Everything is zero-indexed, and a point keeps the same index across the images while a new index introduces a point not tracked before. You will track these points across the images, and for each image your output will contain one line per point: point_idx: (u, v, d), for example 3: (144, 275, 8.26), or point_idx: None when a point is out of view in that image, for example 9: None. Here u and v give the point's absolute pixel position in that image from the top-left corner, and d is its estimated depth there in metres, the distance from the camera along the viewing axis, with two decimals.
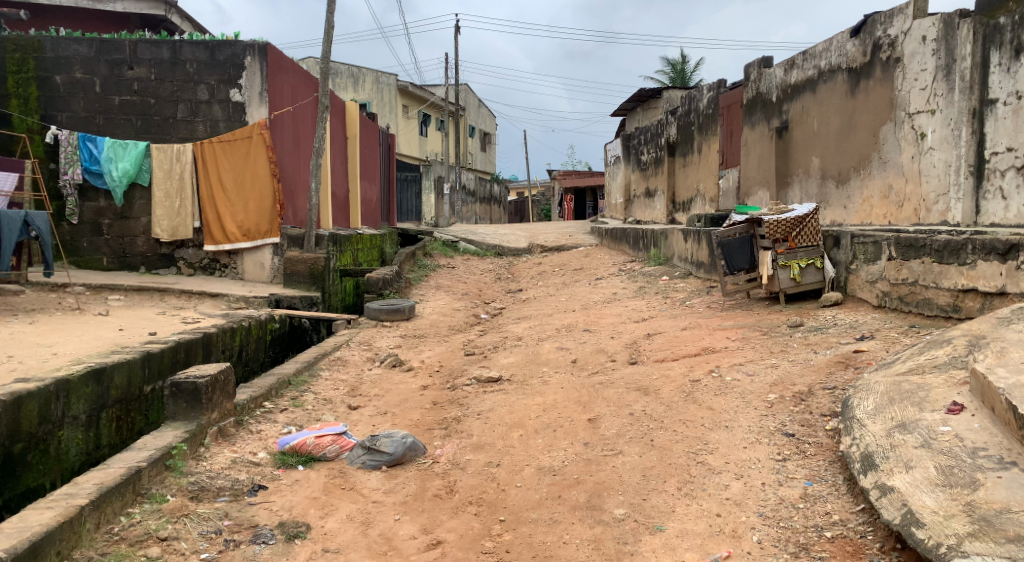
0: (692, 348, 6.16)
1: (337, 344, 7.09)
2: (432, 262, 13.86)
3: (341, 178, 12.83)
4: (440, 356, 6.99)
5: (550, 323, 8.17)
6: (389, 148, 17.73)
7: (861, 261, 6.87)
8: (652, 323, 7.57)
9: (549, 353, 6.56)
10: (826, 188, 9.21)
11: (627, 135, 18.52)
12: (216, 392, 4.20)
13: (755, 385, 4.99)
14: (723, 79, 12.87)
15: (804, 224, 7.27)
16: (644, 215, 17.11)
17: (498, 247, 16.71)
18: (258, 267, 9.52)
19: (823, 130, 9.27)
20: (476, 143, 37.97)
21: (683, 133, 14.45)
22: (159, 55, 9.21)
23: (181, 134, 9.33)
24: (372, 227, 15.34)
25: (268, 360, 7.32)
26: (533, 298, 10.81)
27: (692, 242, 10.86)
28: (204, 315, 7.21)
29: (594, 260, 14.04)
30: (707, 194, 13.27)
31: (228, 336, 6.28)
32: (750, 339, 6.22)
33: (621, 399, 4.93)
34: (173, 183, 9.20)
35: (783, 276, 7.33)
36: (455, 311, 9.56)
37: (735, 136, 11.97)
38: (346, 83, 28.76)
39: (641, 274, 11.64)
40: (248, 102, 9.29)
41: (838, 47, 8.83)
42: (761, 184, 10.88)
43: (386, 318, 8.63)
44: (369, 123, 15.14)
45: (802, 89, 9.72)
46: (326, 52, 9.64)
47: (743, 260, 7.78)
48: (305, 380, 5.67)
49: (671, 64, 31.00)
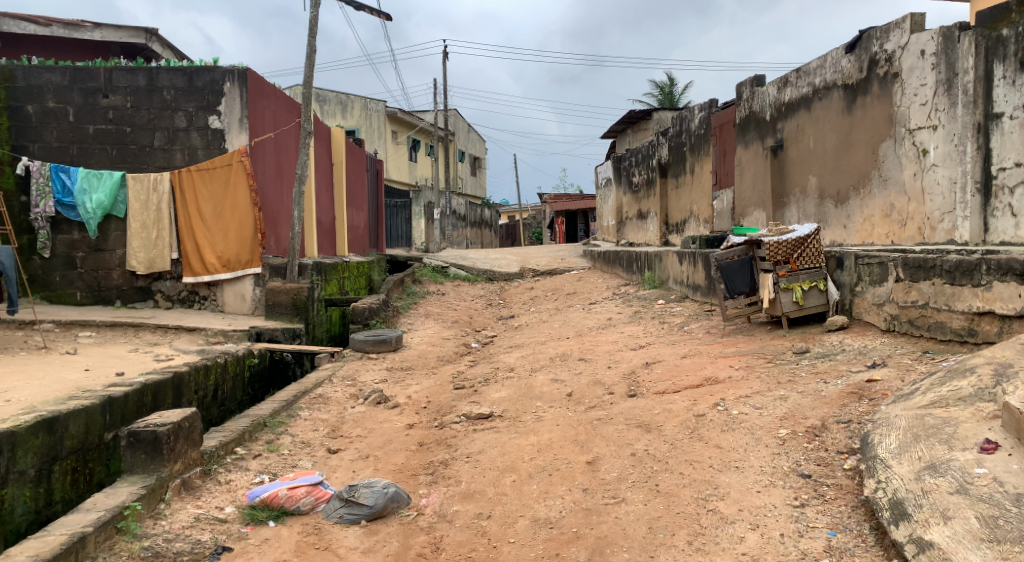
0: (694, 379, 5.84)
1: (320, 380, 6.72)
2: (421, 289, 13.53)
3: (326, 206, 12.53)
4: (428, 390, 6.64)
5: (544, 353, 7.83)
6: (377, 174, 17.49)
7: (866, 283, 6.59)
8: (650, 351, 7.24)
9: (543, 386, 6.21)
10: (825, 208, 8.96)
11: (618, 156, 18.34)
12: (180, 440, 3.84)
13: (764, 420, 4.66)
14: (715, 99, 12.69)
15: (805, 245, 7.01)
16: (637, 237, 16.86)
17: (489, 272, 16.43)
18: (239, 298, 9.18)
19: (819, 148, 9.05)
20: (466, 168, 37.83)
21: (675, 154, 14.24)
22: (135, 82, 8.89)
23: (159, 162, 9.01)
24: (359, 254, 15.03)
25: (247, 397, 6.95)
26: (526, 325, 10.47)
27: (688, 265, 10.60)
28: (180, 352, 6.85)
29: (587, 284, 13.75)
30: (701, 215, 13.03)
31: (202, 375, 5.92)
32: (755, 368, 5.91)
33: (621, 438, 4.59)
34: (150, 215, 8.85)
35: (785, 299, 7.04)
36: (445, 340, 9.21)
37: (728, 156, 11.76)
38: (334, 110, 28.46)
39: (636, 298, 11.35)
40: (228, 129, 8.99)
41: (833, 63, 8.64)
42: (756, 204, 10.65)
43: (372, 349, 8.28)
44: (356, 148, 14.88)
45: (796, 107, 9.52)
46: (308, 77, 9.37)
47: (743, 283, 7.48)
48: (282, 422, 5.30)
49: (660, 86, 31.00)
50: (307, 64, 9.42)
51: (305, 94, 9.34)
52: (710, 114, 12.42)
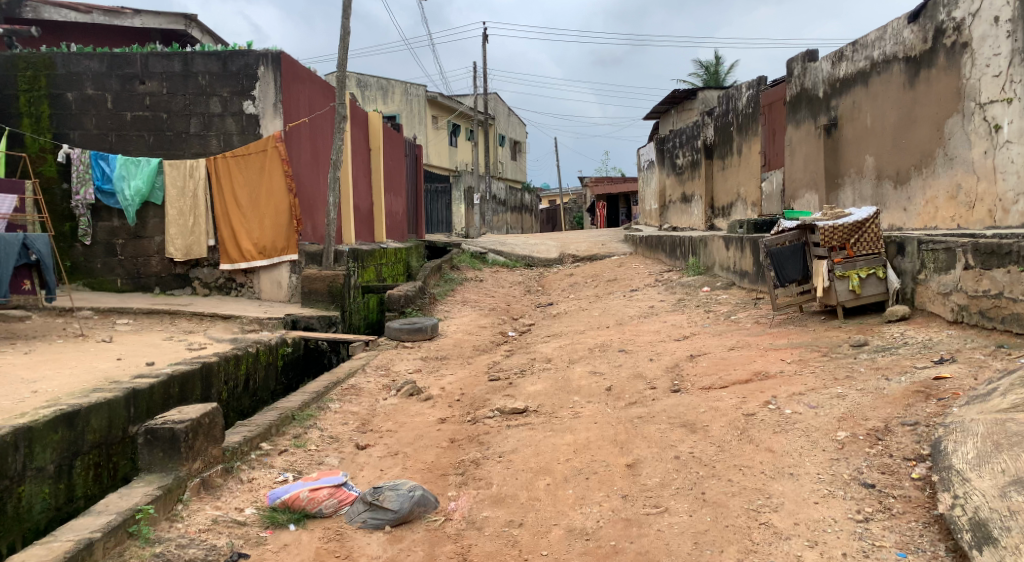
0: (742, 374, 5.49)
1: (352, 370, 6.56)
2: (459, 275, 13.34)
3: (363, 191, 12.41)
4: (462, 382, 6.42)
5: (583, 343, 7.53)
6: (415, 159, 17.33)
7: (931, 270, 6.11)
8: (695, 342, 6.89)
9: (581, 379, 5.93)
10: (883, 189, 8.44)
11: (661, 138, 17.81)
12: (200, 437, 3.69)
13: (820, 420, 4.32)
14: (763, 76, 12.13)
15: (863, 230, 6.57)
16: (681, 221, 16.36)
17: (528, 258, 16.18)
18: (275, 285, 9.09)
19: (876, 126, 8.52)
20: (506, 152, 37.49)
21: (722, 135, 13.72)
22: (170, 68, 8.82)
23: (195, 148, 8.95)
24: (398, 240, 14.91)
25: (281, 387, 6.85)
26: (565, 312, 10.18)
27: (734, 251, 10.18)
28: (214, 340, 6.77)
29: (629, 270, 13.37)
30: (749, 198, 12.52)
31: (233, 365, 5.80)
32: (808, 362, 5.54)
33: (663, 439, 4.30)
34: (186, 201, 8.82)
35: (840, 287, 6.61)
36: (482, 329, 8.99)
37: (778, 136, 11.23)
38: (376, 95, 28.12)
39: (680, 285, 10.95)
40: (262, 114, 8.88)
41: (893, 35, 8.09)
42: (808, 186, 10.13)
43: (407, 338, 8.11)
44: (394, 133, 14.71)
45: (852, 82, 8.98)
46: (342, 59, 9.19)
47: (795, 271, 7.05)
48: (312, 415, 5.13)
49: (704, 65, 30.15)
50: (340, 46, 9.24)
51: (340, 77, 9.17)
52: (759, 92, 11.88)
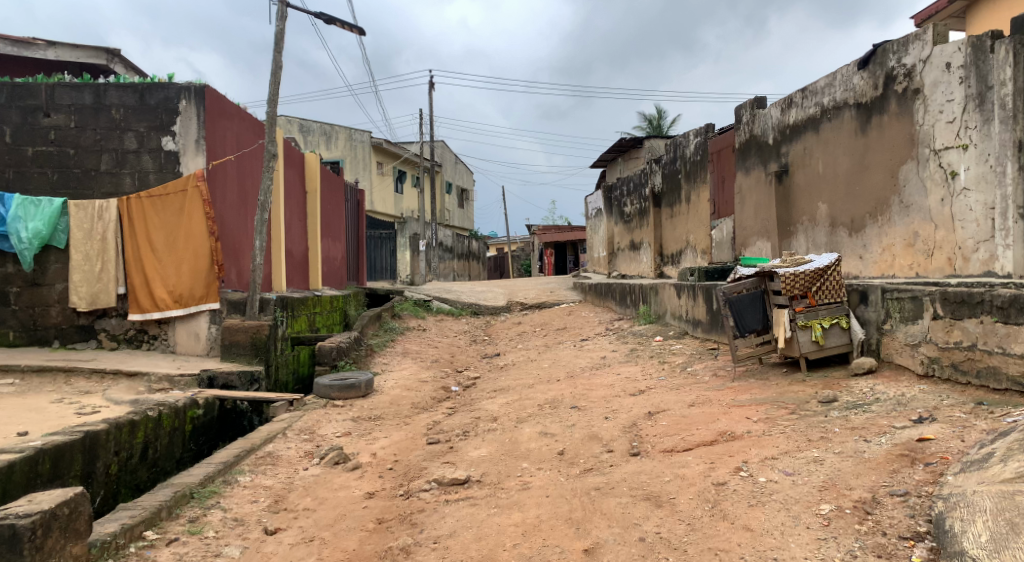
0: (706, 436, 4.99)
1: (272, 436, 5.80)
2: (401, 325, 12.65)
3: (298, 237, 11.72)
4: (397, 447, 5.72)
5: (532, 399, 6.94)
6: (358, 204, 16.75)
7: (897, 319, 5.79)
8: (652, 397, 6.39)
9: (530, 442, 5.32)
10: (838, 236, 8.22)
11: (608, 185, 17.67)
12: (52, 533, 3.01)
13: (799, 491, 3.82)
14: (710, 124, 12.06)
15: (825, 277, 6.26)
16: (630, 269, 16.09)
17: (474, 305, 15.64)
18: (192, 338, 8.25)
19: (829, 173, 8.35)
20: (454, 200, 37.23)
21: (670, 182, 13.58)
22: (80, 100, 8.10)
23: (105, 188, 8.19)
24: (337, 287, 14.17)
25: (190, 453, 6.02)
26: (513, 364, 9.57)
27: (686, 298, 9.85)
28: (112, 402, 5.95)
29: (578, 319, 12.94)
30: (698, 245, 12.29)
31: (127, 433, 4.99)
32: (777, 422, 5.08)
33: (625, 516, 3.73)
34: (93, 245, 8.02)
35: (802, 338, 6.24)
36: (423, 383, 8.31)
37: (727, 183, 11.07)
38: (318, 140, 27.93)
39: (630, 334, 10.54)
40: (184, 151, 8.19)
41: (843, 81, 7.99)
42: (760, 233, 9.91)
43: (338, 395, 7.39)
44: (334, 177, 14.12)
45: (803, 128, 8.85)
46: (274, 95, 8.61)
47: (754, 320, 6.67)
48: (215, 491, 4.38)
49: (649, 118, 30.62)
50: (272, 81, 8.67)
51: (271, 114, 8.57)
52: (707, 139, 11.77)
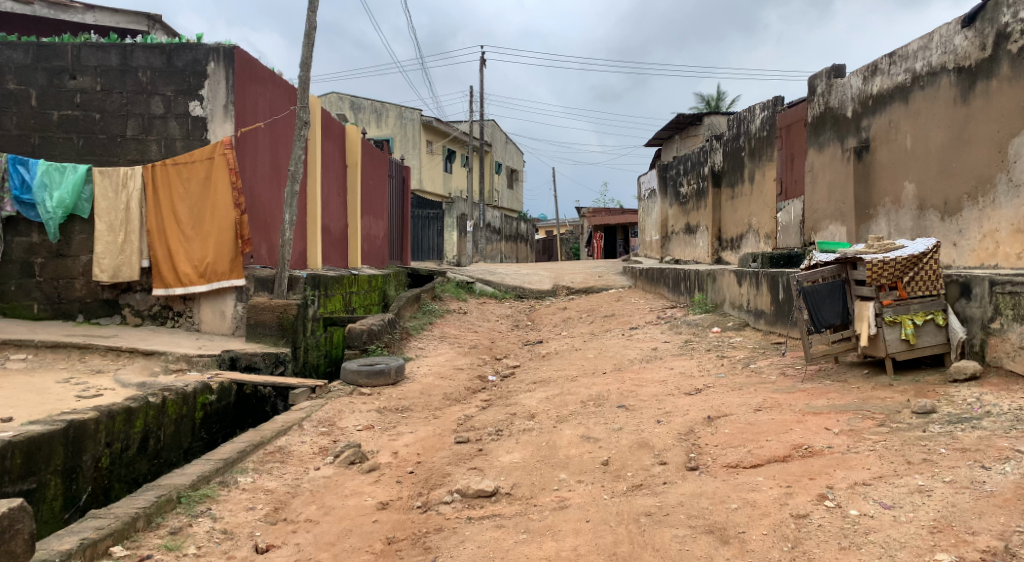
0: (778, 450, 4.24)
1: (285, 428, 5.27)
2: (441, 307, 12.10)
3: (336, 213, 11.24)
4: (422, 447, 5.12)
5: (575, 394, 6.25)
6: (403, 181, 16.22)
7: (1009, 317, 4.91)
8: (711, 398, 5.63)
9: (569, 447, 4.65)
10: (927, 220, 7.27)
11: (664, 165, 16.74)
12: None
13: (904, 532, 3.07)
14: (779, 97, 11.06)
15: (918, 266, 5.40)
16: (685, 254, 15.18)
17: (519, 288, 15.04)
18: (218, 316, 7.82)
19: (919, 148, 7.39)
20: (503, 181, 36.57)
21: (731, 161, 12.62)
22: (106, 61, 7.67)
23: (131, 155, 7.76)
24: (377, 266, 13.68)
25: (201, 443, 5.54)
26: (556, 353, 8.88)
27: (748, 286, 9.05)
28: (119, 384, 5.50)
29: (628, 305, 12.16)
30: (762, 229, 11.36)
31: (122, 423, 4.47)
32: (864, 437, 4.28)
33: (682, 555, 3.09)
34: (118, 215, 7.64)
35: (890, 335, 5.41)
36: (458, 372, 7.71)
37: (797, 160, 10.09)
38: (369, 118, 27.77)
39: (684, 324, 9.74)
40: (212, 117, 7.71)
41: (941, 42, 7.02)
42: (833, 217, 8.96)
43: (365, 382, 6.85)
44: (377, 152, 13.58)
45: (889, 99, 7.87)
46: (307, 59, 8.05)
47: (833, 313, 5.83)
48: (208, 495, 3.85)
49: (706, 98, 29.32)
50: (305, 43, 8.11)
51: (303, 79, 8.01)
52: (775, 113, 10.79)
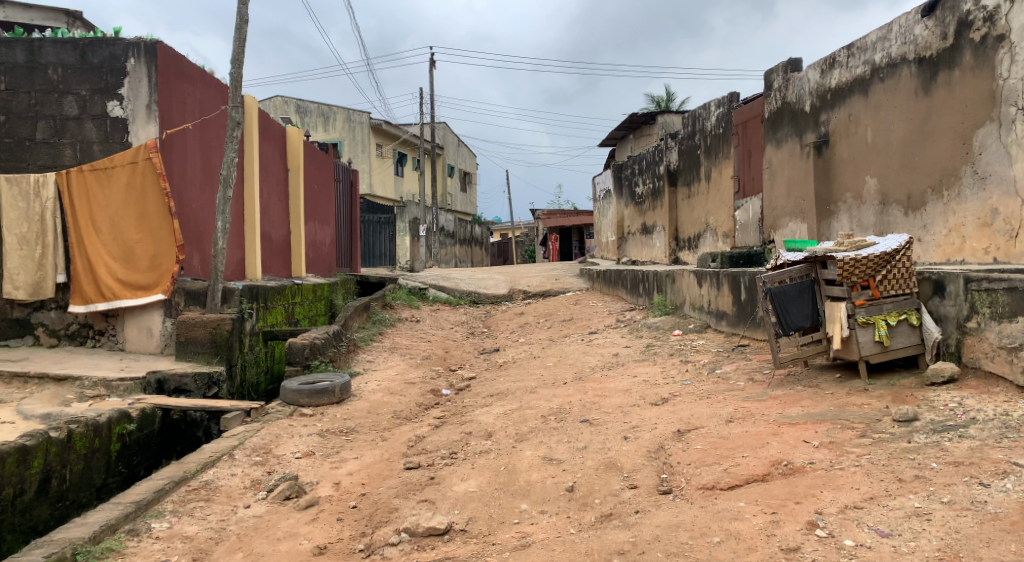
0: (756, 468, 3.90)
1: (214, 459, 4.73)
2: (392, 316, 11.57)
3: (277, 219, 10.62)
4: (367, 476, 4.63)
5: (534, 409, 5.84)
6: (352, 185, 15.63)
7: (986, 316, 4.68)
8: (679, 409, 5.28)
9: (530, 472, 4.23)
10: (890, 216, 7.10)
11: (618, 165, 16.50)
12: None
13: None
14: (734, 93, 10.87)
15: (891, 264, 5.16)
16: (641, 255, 14.96)
17: (473, 293, 14.58)
18: (144, 334, 7.15)
19: (880, 142, 7.21)
20: (456, 184, 36.06)
21: (687, 160, 12.41)
22: (11, 58, 7.03)
23: (42, 160, 7.07)
24: (324, 274, 13.07)
25: (119, 478, 4.94)
26: (513, 362, 8.46)
27: (709, 287, 8.79)
28: (21, 416, 4.88)
29: (586, 308, 11.84)
30: (720, 228, 11.15)
31: (14, 464, 3.95)
32: (846, 451, 3.96)
33: None
34: (32, 226, 6.93)
35: (863, 337, 5.15)
36: (409, 386, 7.22)
37: (755, 157, 9.90)
38: (316, 122, 27.07)
39: (644, 327, 9.45)
40: (133, 118, 7.03)
41: (901, 33, 6.85)
42: (793, 214, 8.77)
43: (307, 402, 6.34)
44: (321, 155, 12.97)
45: (848, 92, 7.69)
46: (239, 53, 7.46)
47: (801, 314, 5.52)
48: (112, 549, 3.42)
49: (657, 99, 29.35)
50: (236, 36, 7.52)
51: (235, 76, 7.42)
52: (730, 110, 10.60)
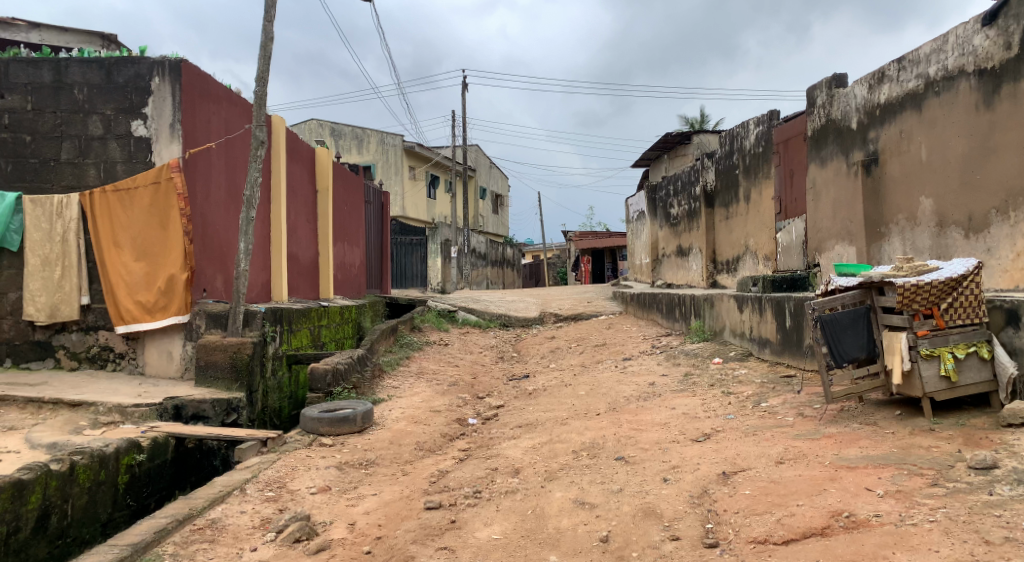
0: (813, 520, 3.50)
1: (224, 495, 4.46)
2: (420, 339, 11.31)
3: (305, 240, 10.45)
4: (384, 516, 4.31)
5: (565, 443, 5.47)
6: (382, 207, 15.49)
7: None
8: (722, 447, 4.87)
9: (560, 518, 3.88)
10: (948, 238, 6.62)
11: (652, 185, 16.11)
12: None
13: None
14: (774, 111, 10.47)
15: (958, 290, 4.71)
16: (677, 278, 14.50)
17: (504, 316, 14.26)
18: (164, 357, 6.96)
19: (936, 160, 6.76)
20: (488, 206, 35.94)
21: (725, 180, 12.00)
22: (38, 77, 6.97)
23: (66, 180, 6.98)
24: (353, 296, 12.88)
25: (127, 511, 4.69)
26: (543, 390, 8.10)
27: (750, 313, 8.34)
28: (28, 444, 4.69)
29: (619, 333, 11.44)
30: (760, 251, 10.69)
31: (9, 499, 3.72)
32: (916, 503, 3.53)
33: None
34: (54, 247, 6.83)
35: (927, 371, 4.68)
36: (434, 414, 6.90)
37: (797, 177, 9.46)
38: (350, 144, 27.20)
39: (682, 354, 9.02)
40: (157, 137, 6.93)
41: (958, 43, 6.43)
42: (839, 236, 8.30)
43: (328, 431, 6.07)
44: (351, 176, 12.84)
45: (899, 107, 7.25)
46: (265, 71, 7.33)
47: (855, 345, 5.07)
48: None
49: (691, 120, 28.97)
50: (262, 54, 7.40)
51: (260, 93, 7.28)
52: (770, 128, 10.19)
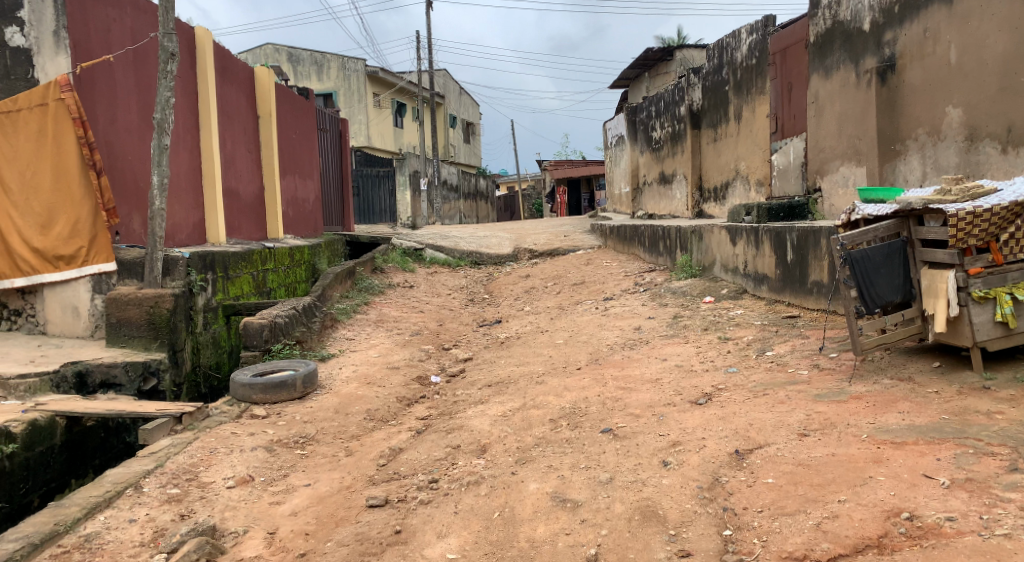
0: (864, 526, 2.67)
1: (112, 496, 3.53)
2: (382, 281, 10.32)
3: (245, 174, 9.27)
4: (314, 520, 3.42)
5: (541, 409, 4.59)
6: (342, 136, 14.17)
7: None
8: (730, 414, 4.02)
9: (534, 525, 3.04)
10: (980, 154, 5.73)
11: (631, 107, 14.92)
12: None
13: None
14: (770, 16, 9.32)
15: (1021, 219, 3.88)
16: (659, 207, 13.56)
17: (474, 253, 13.28)
18: (69, 313, 5.91)
19: (969, 61, 5.78)
20: (459, 136, 34.35)
21: (713, 97, 10.92)
22: None
23: None
24: (309, 235, 11.79)
25: None
26: (516, 338, 7.21)
27: (745, 245, 7.44)
28: None
29: (599, 269, 10.55)
30: (753, 175, 9.74)
31: None
32: (997, 500, 2.69)
33: None
34: None
35: (979, 317, 3.84)
36: (391, 372, 5.99)
37: (797, 90, 8.42)
38: (309, 71, 25.44)
39: (669, 292, 8.15)
40: (38, 48, 5.71)
41: None
42: (846, 155, 7.36)
43: (261, 399, 5.14)
44: (300, 101, 11.54)
45: (924, 1, 6.20)
46: None
47: (890, 287, 4.17)
48: None
49: (669, 40, 27.40)
50: None
51: None
52: (766, 36, 9.08)
